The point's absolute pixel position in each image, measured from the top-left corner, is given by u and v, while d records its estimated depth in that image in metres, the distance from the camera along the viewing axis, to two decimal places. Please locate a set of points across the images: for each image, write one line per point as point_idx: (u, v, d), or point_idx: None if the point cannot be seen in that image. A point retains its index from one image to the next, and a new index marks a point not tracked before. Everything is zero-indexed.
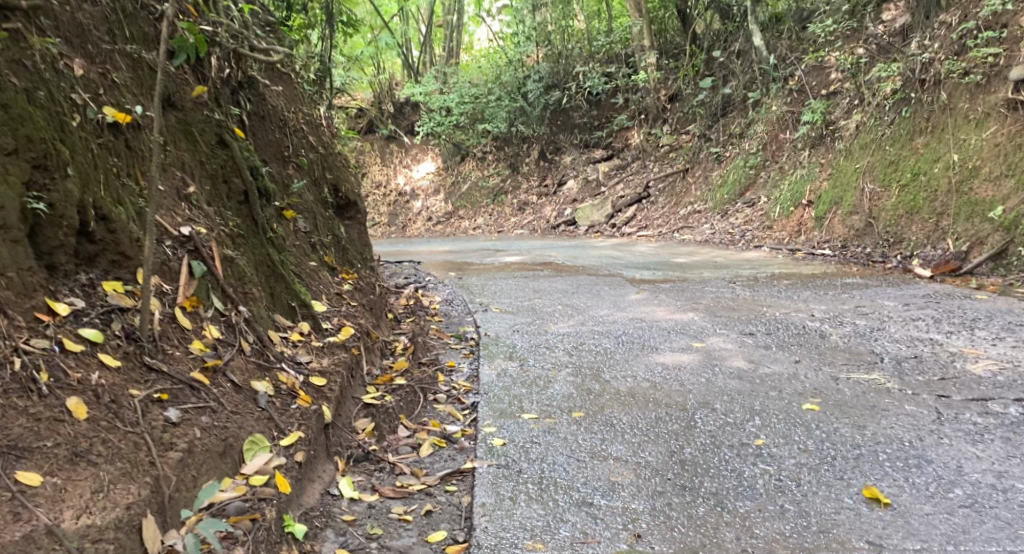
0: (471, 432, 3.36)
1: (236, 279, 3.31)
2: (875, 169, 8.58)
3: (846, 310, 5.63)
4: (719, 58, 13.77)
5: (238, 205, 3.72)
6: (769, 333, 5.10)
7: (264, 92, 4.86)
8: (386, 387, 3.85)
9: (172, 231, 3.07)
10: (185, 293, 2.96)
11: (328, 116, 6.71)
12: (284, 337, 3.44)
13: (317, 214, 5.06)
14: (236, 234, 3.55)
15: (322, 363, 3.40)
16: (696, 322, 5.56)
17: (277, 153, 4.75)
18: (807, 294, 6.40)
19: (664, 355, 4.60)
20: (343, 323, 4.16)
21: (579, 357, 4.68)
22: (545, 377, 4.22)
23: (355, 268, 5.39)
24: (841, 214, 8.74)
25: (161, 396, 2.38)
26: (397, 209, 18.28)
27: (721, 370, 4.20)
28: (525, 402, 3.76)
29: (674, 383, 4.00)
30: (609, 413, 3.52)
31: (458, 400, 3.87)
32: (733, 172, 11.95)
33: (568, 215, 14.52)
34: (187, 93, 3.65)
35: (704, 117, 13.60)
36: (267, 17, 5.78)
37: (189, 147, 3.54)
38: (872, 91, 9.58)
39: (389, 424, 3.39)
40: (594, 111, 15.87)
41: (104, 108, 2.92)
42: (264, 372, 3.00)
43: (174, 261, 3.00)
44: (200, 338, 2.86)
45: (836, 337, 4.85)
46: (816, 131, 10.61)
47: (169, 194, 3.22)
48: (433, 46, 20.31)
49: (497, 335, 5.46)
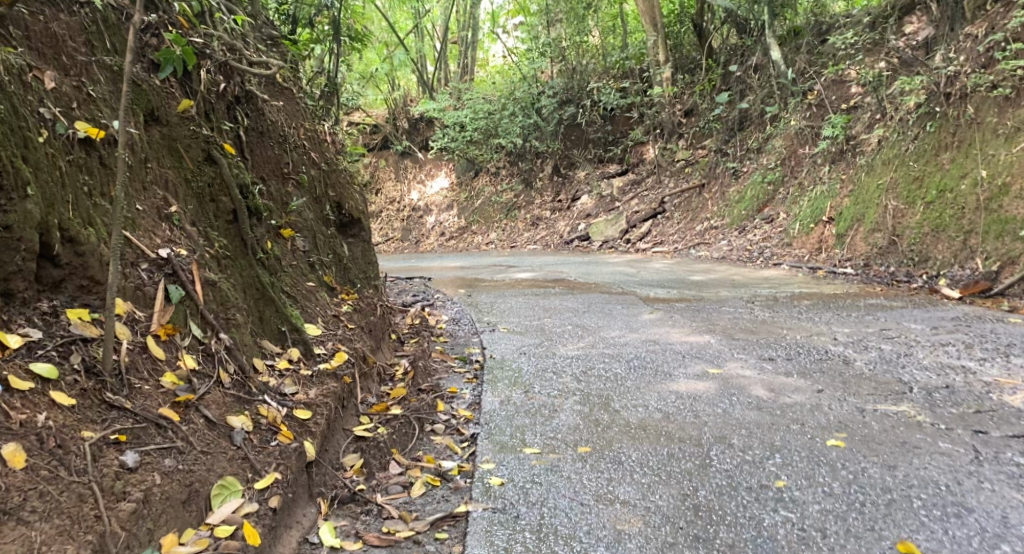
0: (469, 468, 3.14)
1: (219, 304, 3.11)
2: (898, 185, 8.29)
3: (871, 333, 5.35)
4: (736, 72, 13.55)
5: (226, 225, 3.53)
6: (789, 358, 4.83)
7: (263, 107, 4.67)
8: (380, 417, 3.63)
9: (149, 253, 2.89)
10: (159, 320, 2.77)
11: (334, 132, 6.53)
12: (270, 366, 3.24)
13: (318, 233, 4.86)
14: (222, 256, 3.37)
15: (309, 394, 3.19)
16: (712, 345, 5.30)
17: (276, 170, 4.55)
18: (828, 316, 6.11)
19: (678, 382, 4.35)
20: (338, 347, 3.96)
21: (588, 383, 4.43)
22: (551, 406, 3.98)
23: (356, 287, 5.18)
24: (863, 232, 8.46)
25: (118, 437, 2.23)
26: (411, 224, 18.10)
27: (738, 400, 3.94)
28: (528, 435, 3.53)
29: (688, 414, 3.75)
30: (618, 448, 3.29)
31: (457, 432, 3.64)
32: (750, 188, 11.68)
33: (582, 230, 14.27)
34: (173, 107, 3.48)
35: (720, 132, 13.38)
36: (270, 30, 5.61)
37: (173, 164, 3.36)
38: (894, 105, 9.30)
39: (380, 460, 3.17)
40: (609, 126, 15.66)
41: (76, 123, 2.75)
42: (244, 406, 2.80)
43: (149, 286, 2.82)
44: (173, 369, 2.67)
45: (860, 363, 4.59)
46: (836, 146, 10.34)
47: (148, 214, 3.04)
48: (448, 62, 20.21)
49: (503, 357, 5.23)
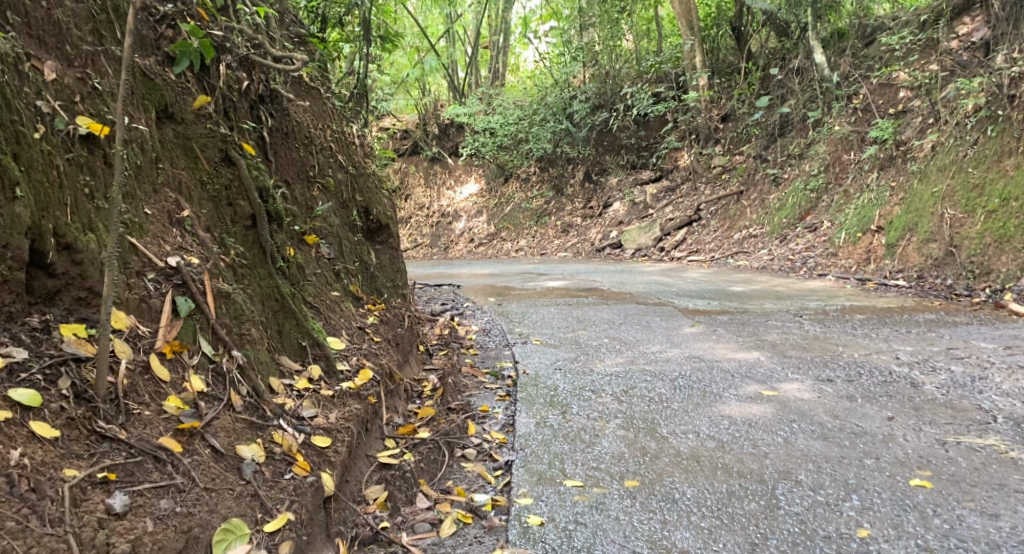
0: (503, 503, 2.88)
1: (232, 318, 2.83)
2: (956, 193, 7.84)
3: (936, 352, 4.94)
4: (777, 76, 13.09)
5: (243, 231, 3.26)
6: (850, 380, 4.44)
7: (288, 106, 4.42)
8: (407, 441, 3.34)
9: (157, 262, 2.63)
10: (164, 337, 2.50)
11: (363, 135, 6.27)
12: (288, 386, 2.95)
13: (343, 239, 4.58)
14: (238, 265, 3.10)
15: (330, 417, 2.90)
16: (764, 364, 4.91)
17: (301, 173, 4.29)
18: (886, 332, 5.72)
19: (729, 406, 3.98)
20: (362, 363, 3.66)
21: (630, 405, 4.09)
22: (591, 431, 3.66)
23: (384, 297, 4.90)
24: (916, 242, 8.02)
25: (107, 476, 1.98)
26: (439, 230, 17.82)
27: (799, 427, 3.59)
28: (567, 464, 3.23)
29: (745, 443, 3.40)
30: (669, 482, 3.00)
31: (491, 458, 3.35)
32: (792, 196, 11.23)
33: (614, 238, 13.86)
34: (188, 104, 3.21)
35: (759, 138, 12.95)
36: (297, 28, 5.37)
37: (187, 166, 3.10)
38: (949, 110, 8.87)
39: (406, 493, 2.89)
40: (642, 132, 15.31)
41: (77, 118, 2.48)
42: (257, 432, 2.51)
43: (155, 299, 2.56)
44: (178, 392, 2.38)
45: (931, 388, 4.19)
46: (885, 152, 9.90)
47: (157, 218, 2.78)
48: (479, 68, 19.90)
49: (538, 373, 4.89)
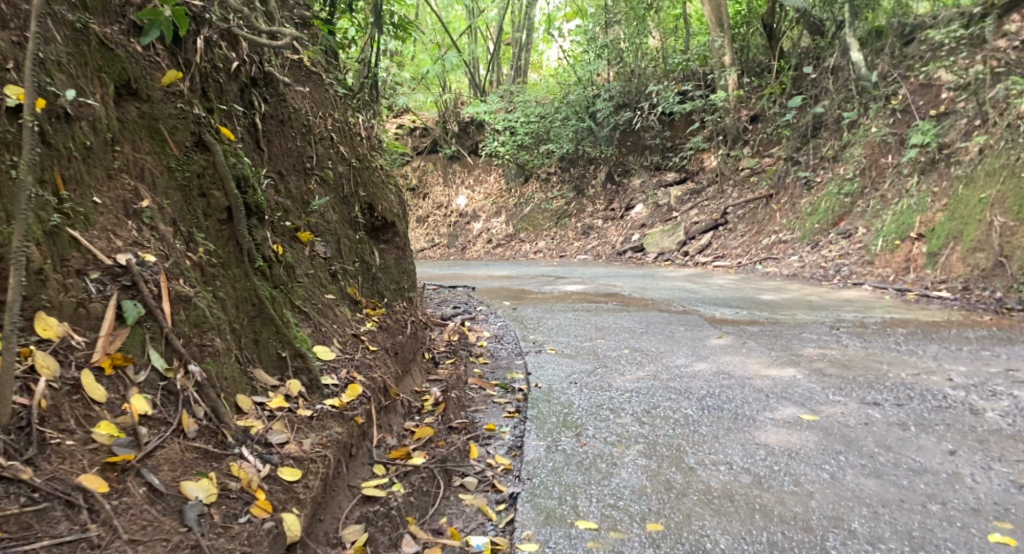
0: (505, 549, 2.50)
1: (192, 326, 2.43)
2: (1007, 200, 7.32)
3: (994, 375, 4.47)
4: (811, 75, 12.53)
5: (217, 226, 2.88)
6: (900, 405, 3.96)
7: (286, 92, 4.01)
8: (399, 467, 2.94)
9: (103, 260, 2.26)
10: (104, 348, 2.13)
11: (371, 127, 5.87)
12: (259, 404, 2.57)
13: (342, 237, 4.17)
14: (208, 265, 2.72)
15: (304, 445, 2.52)
16: (801, 383, 4.44)
17: (297, 165, 3.91)
18: (935, 349, 5.23)
19: (766, 433, 3.52)
20: (352, 375, 3.25)
21: (653, 428, 3.64)
22: (609, 458, 3.23)
23: (385, 300, 4.48)
24: (961, 251, 7.55)
25: None
26: (457, 229, 17.40)
27: (848, 460, 3.13)
28: (580, 500, 2.81)
29: (786, 479, 2.96)
30: (699, 528, 2.59)
31: (494, 489, 2.93)
32: (824, 200, 10.70)
33: (636, 240, 13.38)
34: (156, 81, 2.80)
35: (791, 139, 12.40)
36: (302, 10, 4.99)
37: (153, 150, 2.70)
38: (999, 110, 8.42)
39: (390, 535, 2.51)
40: (667, 132, 14.80)
41: (6, 87, 2.11)
42: (209, 466, 2.16)
43: (98, 302, 2.18)
44: (113, 417, 2.04)
45: (994, 415, 3.72)
46: (927, 156, 9.35)
47: (109, 209, 2.40)
48: (501, 65, 19.49)
49: (551, 388, 4.45)
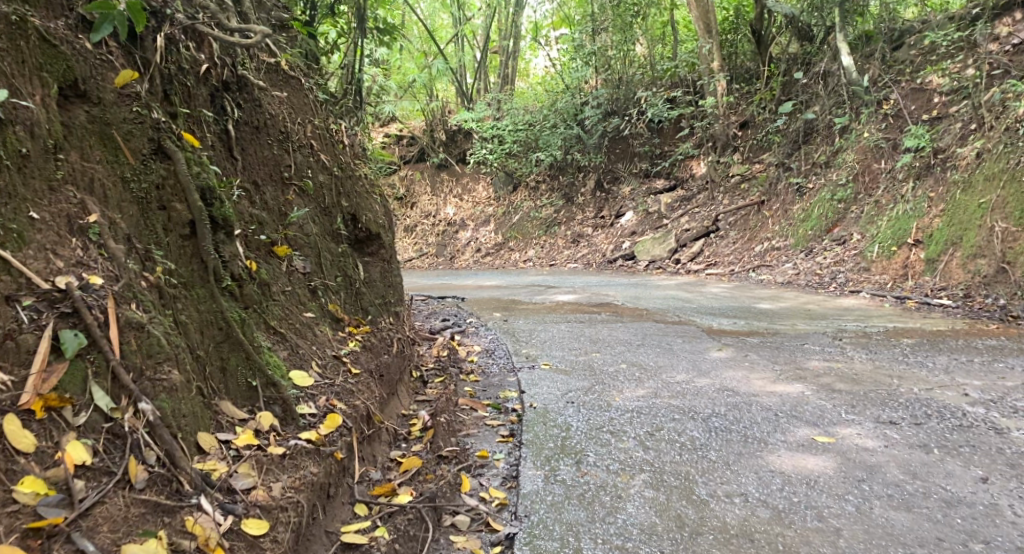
0: None
1: (146, 356, 2.15)
2: (1009, 205, 7.12)
3: (1012, 390, 4.23)
4: (802, 80, 12.35)
5: (179, 241, 2.60)
6: (918, 423, 3.71)
7: (261, 96, 3.72)
8: (382, 508, 2.66)
9: (41, 284, 1.99)
10: (36, 388, 1.88)
11: (355, 135, 5.59)
12: (224, 443, 2.30)
13: (323, 251, 3.89)
14: (167, 285, 2.44)
15: (273, 491, 2.25)
16: (812, 400, 4.18)
17: (273, 174, 3.63)
18: (946, 361, 5.00)
19: (779, 458, 3.26)
20: (331, 402, 2.97)
21: (658, 453, 3.37)
22: (613, 490, 2.95)
23: (370, 316, 4.19)
24: (962, 257, 7.36)
25: None
26: (445, 239, 17.11)
27: (874, 488, 2.89)
28: (584, 542, 2.57)
29: (809, 513, 2.71)
30: None
31: (488, 528, 2.67)
32: (817, 206, 10.51)
33: (627, 248, 13.15)
34: (109, 81, 2.51)
35: (782, 145, 12.20)
36: (279, 12, 4.72)
37: (104, 156, 2.41)
38: (995, 113, 8.26)
39: None
40: (656, 139, 14.63)
41: None
42: (158, 522, 1.91)
43: (31, 334, 1.92)
44: (42, 471, 1.80)
45: (1020, 435, 3.49)
46: (921, 161, 9.18)
47: (49, 223, 2.12)
48: (488, 73, 19.23)
49: (547, 408, 4.17)
